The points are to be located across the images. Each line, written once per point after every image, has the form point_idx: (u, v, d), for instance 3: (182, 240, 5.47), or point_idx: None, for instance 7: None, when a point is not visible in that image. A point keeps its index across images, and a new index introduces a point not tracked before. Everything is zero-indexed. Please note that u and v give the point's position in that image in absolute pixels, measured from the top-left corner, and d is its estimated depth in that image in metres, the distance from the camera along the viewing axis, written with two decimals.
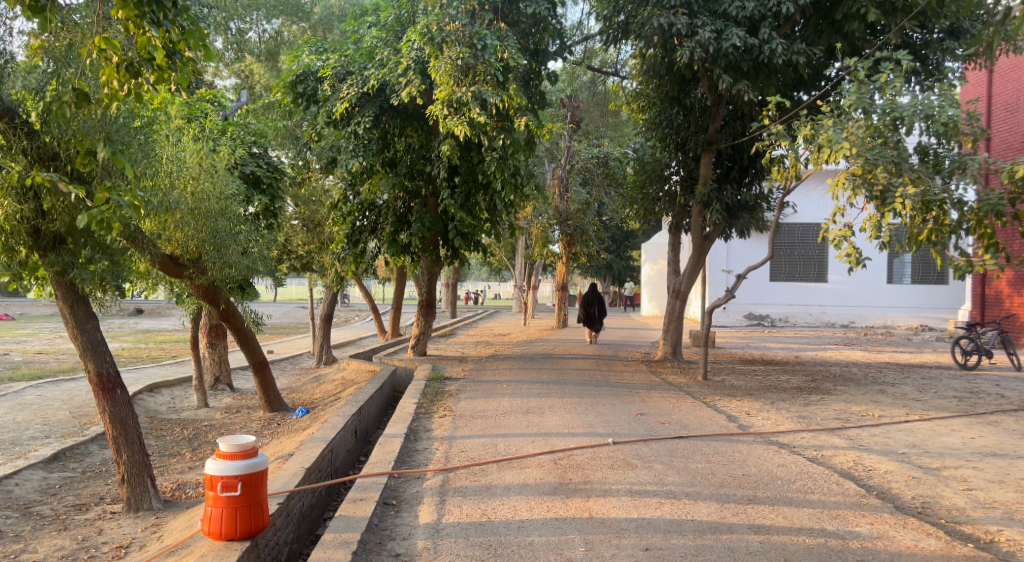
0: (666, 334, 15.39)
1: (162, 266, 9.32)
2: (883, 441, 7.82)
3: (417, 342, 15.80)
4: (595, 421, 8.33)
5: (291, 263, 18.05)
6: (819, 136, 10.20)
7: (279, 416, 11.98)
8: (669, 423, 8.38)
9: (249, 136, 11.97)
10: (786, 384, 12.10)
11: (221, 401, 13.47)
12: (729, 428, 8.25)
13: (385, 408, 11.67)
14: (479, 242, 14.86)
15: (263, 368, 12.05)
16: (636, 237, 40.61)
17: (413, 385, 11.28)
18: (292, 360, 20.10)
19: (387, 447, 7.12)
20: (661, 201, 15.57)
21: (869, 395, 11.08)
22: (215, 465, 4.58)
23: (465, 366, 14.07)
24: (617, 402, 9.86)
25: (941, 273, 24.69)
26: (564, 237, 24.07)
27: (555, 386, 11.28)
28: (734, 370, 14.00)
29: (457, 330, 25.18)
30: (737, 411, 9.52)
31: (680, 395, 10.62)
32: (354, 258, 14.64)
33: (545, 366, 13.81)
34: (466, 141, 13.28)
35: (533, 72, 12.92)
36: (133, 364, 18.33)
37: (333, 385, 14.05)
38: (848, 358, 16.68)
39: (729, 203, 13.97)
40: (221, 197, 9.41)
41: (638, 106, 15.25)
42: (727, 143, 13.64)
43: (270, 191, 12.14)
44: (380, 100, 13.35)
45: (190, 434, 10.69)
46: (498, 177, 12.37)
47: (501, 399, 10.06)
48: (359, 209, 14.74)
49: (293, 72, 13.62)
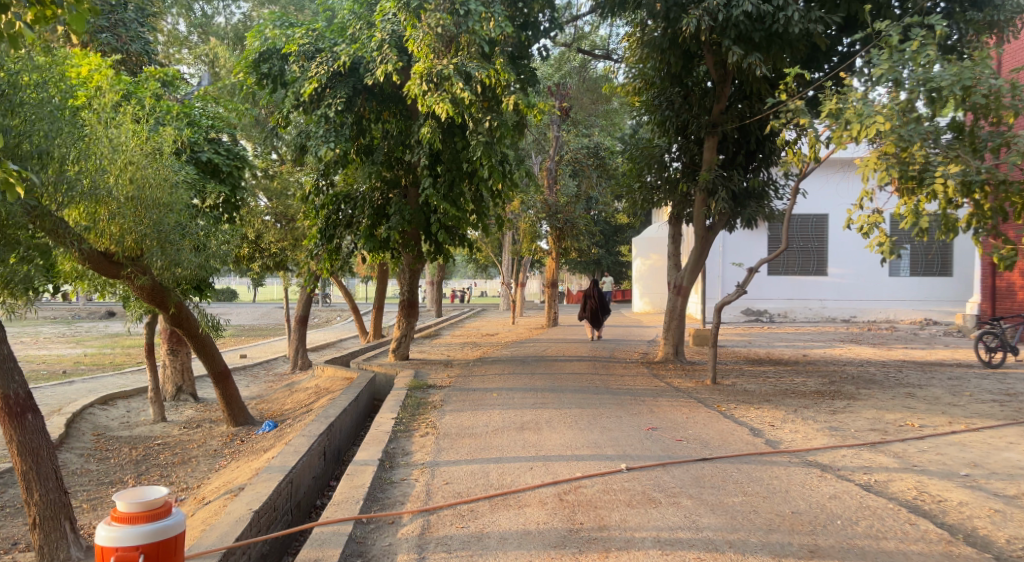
0: (667, 332, 14.30)
1: (93, 264, 8.10)
2: (938, 459, 6.68)
3: (398, 345, 14.59)
4: (601, 441, 7.15)
5: (262, 261, 16.70)
6: (846, 111, 9.01)
7: (243, 431, 10.75)
8: (687, 441, 7.22)
9: (207, 120, 10.71)
10: (804, 388, 10.98)
11: (181, 414, 12.19)
12: (756, 446, 7.10)
13: (360, 421, 10.46)
14: (465, 236, 13.66)
15: (225, 379, 10.81)
16: (626, 232, 39.59)
17: (391, 397, 10.07)
18: (267, 364, 18.83)
19: (357, 480, 5.92)
20: (661, 189, 14.33)
21: (898, 399, 9.97)
22: (109, 532, 3.37)
23: (451, 371, 12.85)
24: (622, 413, 8.70)
25: (945, 263, 23.73)
26: (554, 231, 22.96)
27: (551, 394, 10.09)
28: (742, 372, 12.87)
29: (442, 330, 23.98)
30: (760, 422, 8.37)
31: (692, 403, 9.46)
32: (328, 254, 13.40)
33: (537, 370, 12.62)
34: (448, 124, 12.15)
35: (521, 47, 11.68)
36: (92, 372, 16.95)
37: (304, 394, 12.84)
38: (860, 356, 15.57)
39: (735, 191, 12.85)
40: (165, 183, 8.22)
41: (635, 87, 14.11)
42: (733, 124, 12.57)
43: (231, 180, 10.89)
44: (354, 80, 12.17)
45: (139, 456, 9.43)
46: (485, 164, 11.20)
47: (491, 412, 8.85)
48: (334, 201, 13.49)
49: (255, 49, 12.26)
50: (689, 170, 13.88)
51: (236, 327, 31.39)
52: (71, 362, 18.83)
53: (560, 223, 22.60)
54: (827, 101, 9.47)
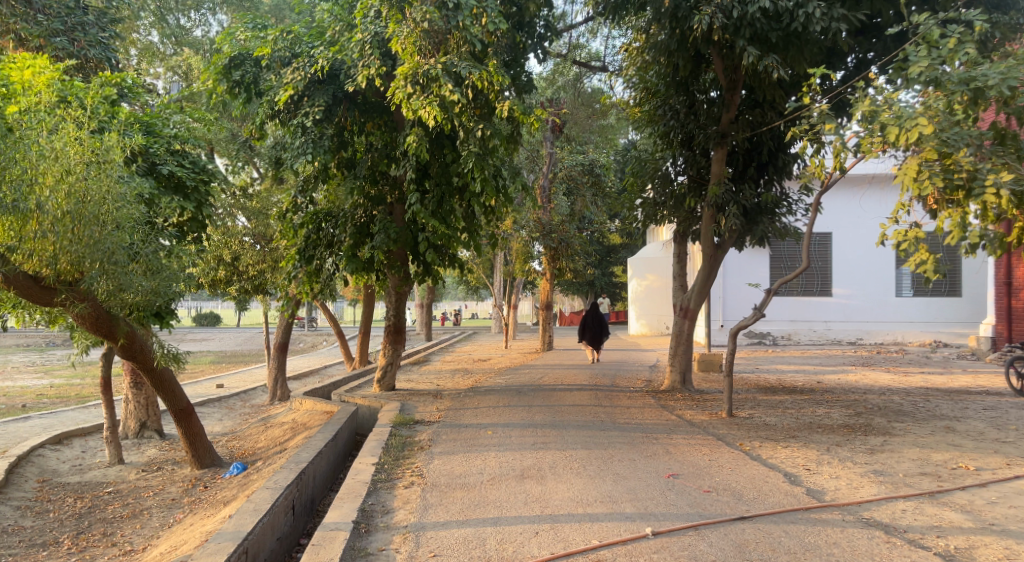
0: (673, 359, 13.31)
1: (20, 288, 7.18)
2: (1015, 514, 5.65)
3: (384, 374, 13.48)
4: (616, 494, 6.08)
5: (239, 284, 15.65)
6: (881, 113, 8.03)
7: (208, 475, 9.65)
8: (717, 493, 6.18)
9: (171, 129, 9.64)
10: (830, 421, 9.97)
11: (141, 455, 11.10)
12: (800, 498, 6.06)
13: (338, 464, 9.37)
14: (455, 256, 12.65)
15: (189, 416, 9.72)
16: (618, 252, 38.77)
17: (373, 436, 8.97)
18: (244, 395, 17.68)
19: (323, 552, 4.85)
20: (667, 205, 13.30)
21: (939, 434, 8.94)
22: None
23: (440, 404, 11.75)
24: (635, 455, 7.64)
25: (954, 282, 22.79)
26: (547, 251, 21.96)
27: (552, 431, 9.04)
28: (758, 402, 11.83)
29: (433, 356, 22.84)
30: (793, 465, 7.34)
31: (712, 443, 8.43)
32: (307, 276, 12.29)
33: (535, 401, 11.53)
34: (437, 135, 11.23)
35: (515, 48, 10.73)
36: (53, 406, 15.71)
37: (280, 430, 11.73)
38: (878, 383, 14.52)
39: (747, 206, 11.89)
40: (113, 197, 7.18)
41: (636, 97, 13.17)
42: (744, 134, 11.61)
43: (197, 196, 9.74)
44: (334, 87, 11.18)
45: (84, 509, 8.34)
46: (478, 177, 10.20)
47: (486, 455, 7.77)
48: (313, 220, 12.45)
49: (225, 54, 11.22)
50: (696, 184, 12.90)
51: (217, 353, 30.16)
52: (33, 394, 17.56)
53: (555, 242, 21.61)
54: (857, 101, 8.48)
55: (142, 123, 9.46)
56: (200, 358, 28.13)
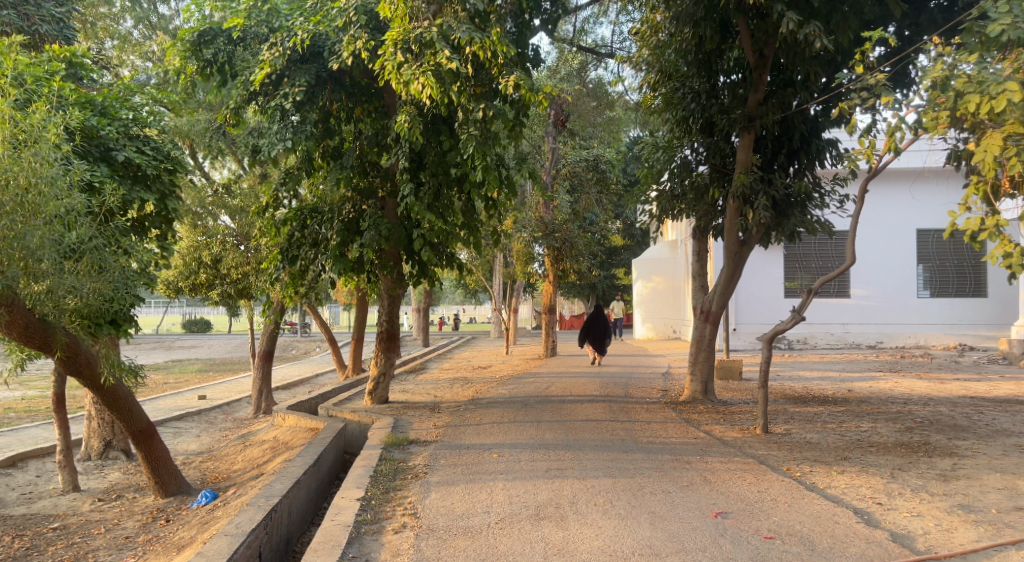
0: (694, 367, 12.13)
1: None
2: None
3: (376, 386, 12.21)
4: (658, 544, 4.89)
5: (223, 288, 14.55)
6: (954, 81, 6.84)
7: (172, 505, 8.46)
8: (782, 540, 4.99)
9: (128, 112, 8.48)
10: (882, 439, 8.79)
11: (102, 481, 9.91)
12: (887, 547, 4.85)
13: (320, 493, 8.14)
14: (453, 255, 11.50)
15: (150, 437, 8.62)
16: (620, 252, 37.61)
17: (361, 461, 7.77)
18: (229, 407, 16.49)
19: None
20: (684, 198, 12.04)
21: (1014, 455, 7.74)
22: None
23: (438, 419, 10.55)
24: (670, 486, 6.44)
25: (979, 282, 21.68)
26: (551, 252, 20.83)
27: (568, 453, 7.85)
28: (792, 415, 10.65)
29: (429, 363, 21.62)
30: (862, 498, 6.14)
31: (755, 468, 7.25)
32: (291, 278, 11.15)
33: (544, 416, 10.33)
34: (433, 120, 10.11)
35: (519, 17, 9.65)
36: (18, 422, 14.47)
37: (259, 450, 10.54)
38: (915, 392, 13.32)
39: (778, 197, 10.72)
40: (39, 177, 6.19)
41: (653, 78, 12.00)
42: (774, 117, 10.42)
43: (160, 186, 8.57)
44: (316, 66, 9.97)
45: (21, 552, 7.13)
46: (479, 163, 9.04)
47: (492, 486, 6.57)
48: (297, 216, 11.24)
49: (192, 28, 9.88)
50: (719, 173, 11.71)
51: (206, 362, 28.90)
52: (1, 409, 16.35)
53: (558, 242, 20.50)
54: (932, 62, 7.29)
55: (94, 104, 8.29)
56: (186, 366, 26.95)
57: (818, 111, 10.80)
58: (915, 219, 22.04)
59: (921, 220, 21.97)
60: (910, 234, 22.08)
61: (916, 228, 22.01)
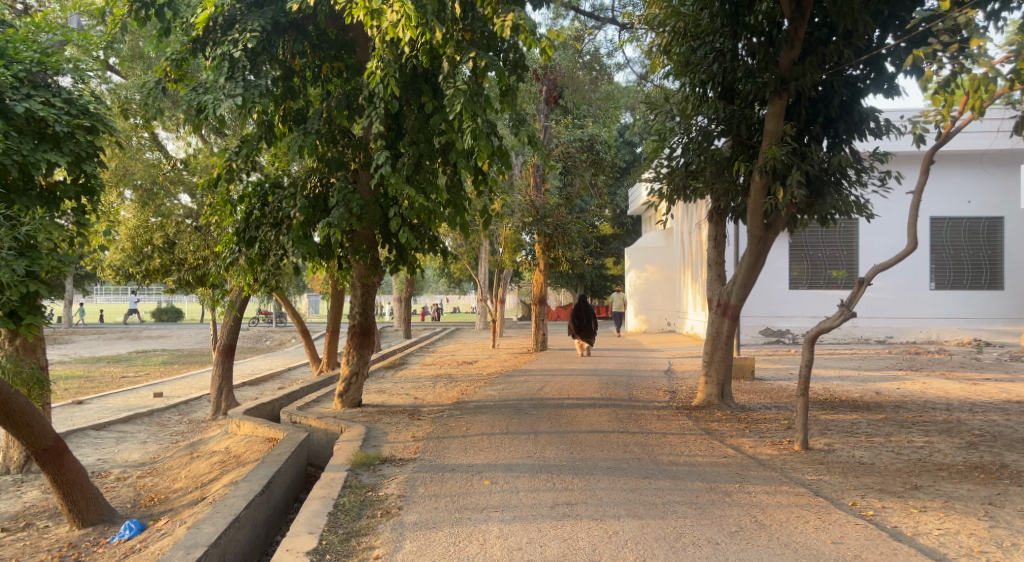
0: (710, 368, 10.68)
1: None
2: None
3: (347, 388, 10.60)
4: None
5: (179, 275, 12.97)
6: None
7: (89, 537, 6.88)
8: None
9: (32, 54, 6.91)
10: (948, 459, 7.34)
11: (15, 502, 8.32)
12: None
13: (269, 527, 6.59)
14: (436, 238, 9.96)
15: (61, 457, 7.19)
16: (610, 242, 36.07)
17: (318, 490, 6.22)
18: (185, 407, 14.85)
19: None
20: (701, 175, 10.48)
21: None
22: None
23: (417, 429, 9.01)
24: (716, 534, 4.95)
25: (995, 274, 20.39)
26: (542, 238, 19.31)
27: (577, 480, 6.34)
28: (828, 426, 9.19)
29: (409, 357, 20.06)
30: (972, 555, 4.66)
31: (813, 503, 5.78)
32: (249, 263, 9.47)
33: (542, 426, 8.81)
34: (411, 76, 8.60)
35: None
36: None
37: (207, 463, 8.96)
38: (952, 396, 11.89)
39: (813, 172, 9.24)
40: None
41: (665, 35, 10.48)
42: (813, 78, 8.95)
43: (74, 147, 6.93)
44: (274, 10, 8.47)
45: None
46: (468, 125, 7.49)
47: (484, 533, 5.04)
48: (255, 192, 9.66)
49: None
50: (742, 146, 10.23)
51: (173, 354, 27.11)
52: None
53: (550, 228, 18.98)
54: None
55: None
56: (150, 358, 25.17)
57: (861, 73, 9.36)
58: (929, 206, 20.62)
59: (936, 207, 20.56)
60: (924, 222, 20.67)
61: (929, 216, 20.60)
